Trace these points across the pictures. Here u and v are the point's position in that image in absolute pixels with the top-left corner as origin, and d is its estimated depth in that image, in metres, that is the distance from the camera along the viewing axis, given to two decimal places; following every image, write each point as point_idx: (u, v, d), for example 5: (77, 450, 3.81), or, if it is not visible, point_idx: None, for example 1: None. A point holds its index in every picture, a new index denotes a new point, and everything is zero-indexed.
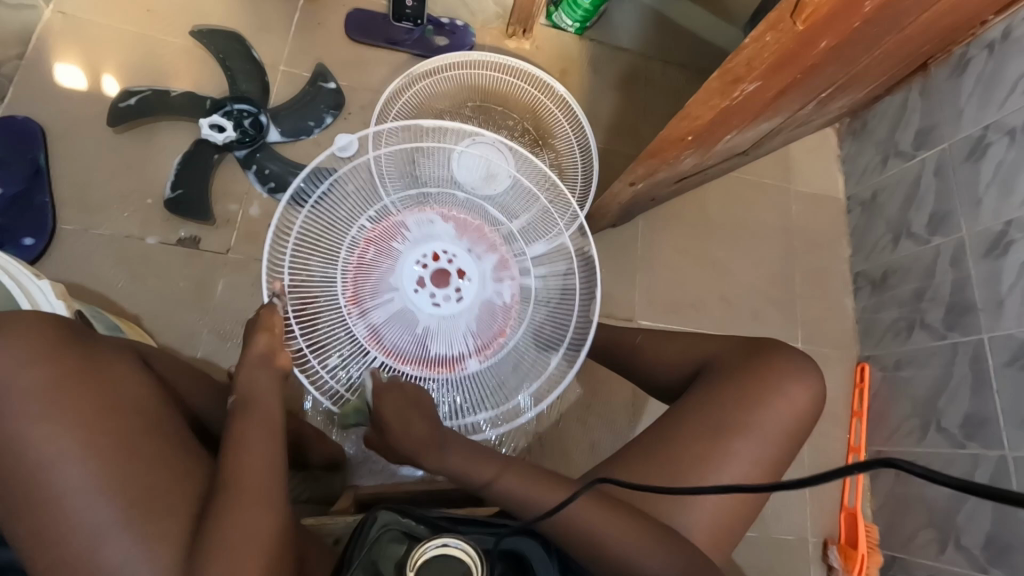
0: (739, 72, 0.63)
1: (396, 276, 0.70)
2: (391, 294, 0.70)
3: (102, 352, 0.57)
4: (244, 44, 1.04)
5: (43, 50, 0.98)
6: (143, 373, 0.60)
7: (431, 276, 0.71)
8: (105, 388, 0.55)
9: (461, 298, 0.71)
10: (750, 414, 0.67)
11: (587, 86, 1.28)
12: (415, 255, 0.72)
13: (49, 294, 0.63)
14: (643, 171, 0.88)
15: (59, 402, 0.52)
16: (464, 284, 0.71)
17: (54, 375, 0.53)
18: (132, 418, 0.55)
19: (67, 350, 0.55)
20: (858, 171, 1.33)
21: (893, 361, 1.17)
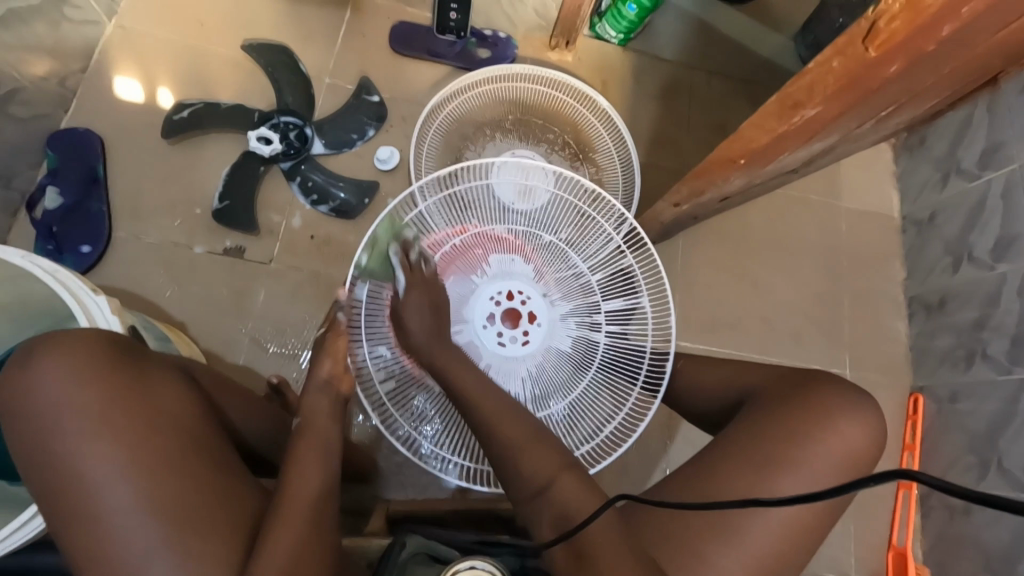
0: (799, 97, 0.60)
1: (472, 312, 0.84)
2: (464, 328, 0.83)
3: (151, 372, 0.59)
4: (292, 57, 1.06)
5: (103, 63, 1.02)
6: (188, 393, 0.61)
7: (503, 314, 0.85)
8: (153, 408, 0.56)
9: (527, 336, 0.84)
10: (802, 450, 0.63)
11: (629, 98, 1.26)
12: (489, 293, 0.85)
13: (105, 310, 0.64)
14: (688, 191, 0.86)
15: (111, 422, 0.54)
16: (531, 324, 0.85)
17: (107, 396, 0.55)
18: (178, 438, 0.56)
19: (118, 371, 0.57)
20: (915, 189, 1.26)
21: (949, 393, 1.11)
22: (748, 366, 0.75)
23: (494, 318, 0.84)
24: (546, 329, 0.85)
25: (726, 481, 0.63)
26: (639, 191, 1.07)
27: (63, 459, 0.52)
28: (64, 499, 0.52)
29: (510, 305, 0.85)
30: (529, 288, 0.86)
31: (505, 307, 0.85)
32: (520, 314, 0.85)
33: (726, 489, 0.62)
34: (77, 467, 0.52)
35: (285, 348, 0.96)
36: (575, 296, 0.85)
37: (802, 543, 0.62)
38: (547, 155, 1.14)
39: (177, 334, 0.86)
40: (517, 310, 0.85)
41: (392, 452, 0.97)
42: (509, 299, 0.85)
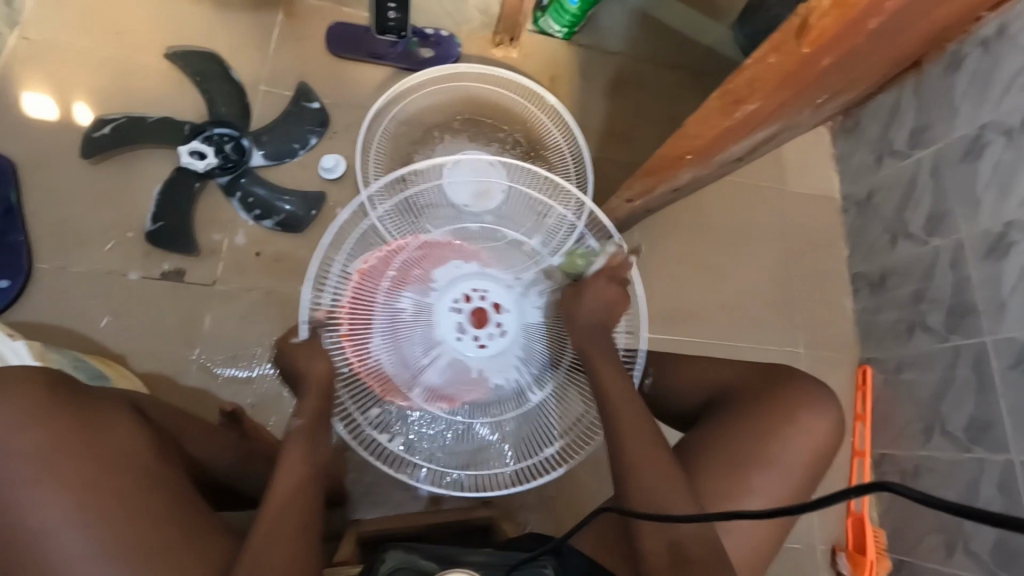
0: (740, 94, 0.61)
1: (438, 318, 0.75)
2: (438, 348, 0.75)
3: (98, 406, 0.55)
4: (222, 65, 1.00)
5: (9, 80, 0.93)
6: (140, 425, 0.57)
7: (471, 312, 0.76)
8: (103, 445, 0.52)
9: (505, 331, 0.76)
10: (771, 448, 0.66)
11: (577, 93, 1.25)
12: (449, 302, 0.76)
13: (24, 354, 0.60)
14: (640, 188, 0.86)
15: (54, 465, 0.50)
16: (503, 317, 0.76)
17: (48, 436, 0.50)
18: (130, 476, 0.52)
19: (63, 406, 0.53)
20: (853, 170, 1.32)
21: (894, 364, 1.16)
22: (714, 364, 0.78)
23: (461, 321, 0.76)
24: (519, 322, 0.77)
25: (709, 481, 0.64)
26: (593, 186, 1.06)
27: (1, 511, 0.48)
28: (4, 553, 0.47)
29: (478, 301, 0.76)
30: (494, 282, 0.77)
31: (471, 304, 0.76)
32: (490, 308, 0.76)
33: (710, 490, 0.64)
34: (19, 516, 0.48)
35: (237, 373, 0.92)
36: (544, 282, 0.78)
37: (773, 534, 0.65)
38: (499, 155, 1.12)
39: (114, 367, 0.80)
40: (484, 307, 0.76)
41: (360, 471, 0.94)
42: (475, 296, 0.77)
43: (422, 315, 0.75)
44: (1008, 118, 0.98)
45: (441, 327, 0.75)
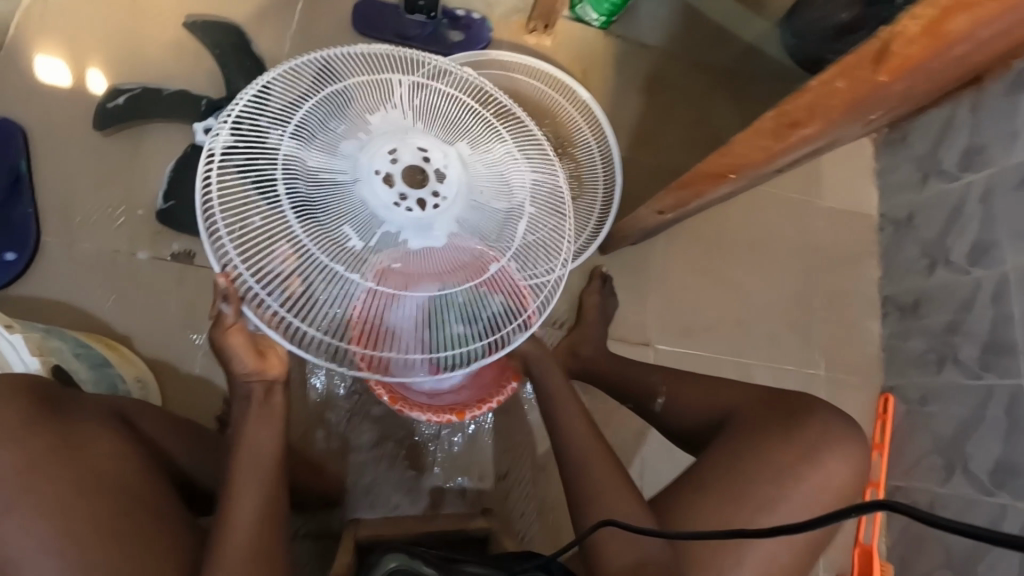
0: (798, 116, 0.55)
1: (359, 185, 0.64)
2: (368, 218, 0.64)
3: (79, 427, 0.52)
4: (244, 38, 0.96)
5: (22, 42, 0.90)
6: (125, 443, 0.54)
7: (403, 172, 0.65)
8: (81, 468, 0.49)
9: (439, 199, 0.66)
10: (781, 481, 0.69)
11: (609, 87, 1.19)
12: (401, 227, 0.65)
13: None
14: (673, 201, 0.81)
15: (33, 488, 0.47)
16: (440, 196, 0.67)
17: (27, 459, 0.48)
18: (110, 501, 0.49)
19: (44, 426, 0.50)
20: (893, 188, 1.25)
21: (918, 396, 1.12)
22: (727, 388, 0.83)
23: (388, 189, 0.65)
24: (457, 188, 0.68)
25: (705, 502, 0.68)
26: (620, 191, 1.03)
27: None
28: None
29: (410, 158, 0.66)
30: (456, 211, 0.67)
31: (405, 160, 0.66)
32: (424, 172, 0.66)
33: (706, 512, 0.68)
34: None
35: None
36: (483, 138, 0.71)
37: (789, 568, 0.68)
38: None
39: (119, 351, 0.77)
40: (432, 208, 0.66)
41: (360, 469, 0.93)
42: (428, 200, 0.66)
43: (385, 259, 0.65)
44: None
45: (370, 194, 0.64)
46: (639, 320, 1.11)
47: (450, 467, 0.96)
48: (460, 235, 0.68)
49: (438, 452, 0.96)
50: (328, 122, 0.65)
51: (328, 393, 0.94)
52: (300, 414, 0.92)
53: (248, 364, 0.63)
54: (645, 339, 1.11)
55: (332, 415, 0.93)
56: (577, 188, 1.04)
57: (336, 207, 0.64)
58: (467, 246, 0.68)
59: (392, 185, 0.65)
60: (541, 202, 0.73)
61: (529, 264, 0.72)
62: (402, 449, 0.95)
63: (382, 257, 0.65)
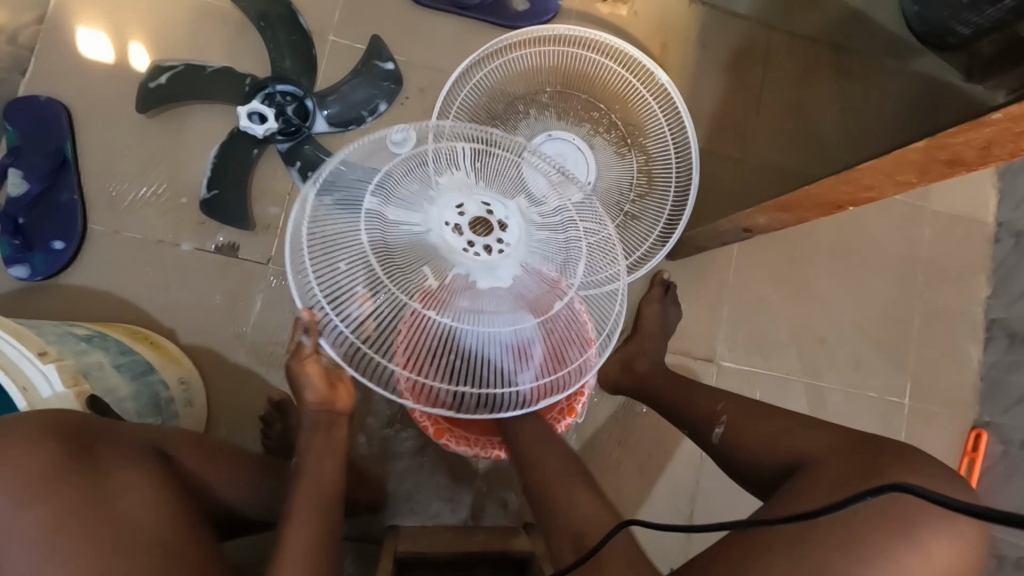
0: (962, 151, 0.45)
1: (430, 236, 0.62)
2: (437, 264, 0.62)
3: (109, 478, 0.46)
4: (290, 9, 0.87)
5: (64, 13, 0.85)
6: (161, 486, 0.49)
7: (471, 222, 0.63)
8: (116, 522, 0.44)
9: (507, 246, 0.63)
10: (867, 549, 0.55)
11: (690, 66, 1.05)
12: (471, 270, 0.62)
13: (52, 380, 0.53)
14: (765, 222, 0.71)
15: (63, 549, 0.41)
16: (507, 238, 0.63)
17: (54, 519, 0.42)
18: (151, 557, 0.44)
19: (70, 479, 0.44)
20: (1018, 194, 1.08)
21: (1021, 438, 0.99)
22: (804, 428, 0.70)
23: (458, 237, 0.62)
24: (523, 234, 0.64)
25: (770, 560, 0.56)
26: (695, 196, 0.89)
27: None
28: None
29: (477, 210, 0.63)
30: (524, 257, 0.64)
31: (474, 211, 0.63)
32: (490, 221, 0.63)
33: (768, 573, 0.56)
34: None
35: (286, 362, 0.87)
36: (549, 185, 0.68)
37: None
38: (589, 138, 0.95)
39: (161, 351, 0.76)
40: (501, 252, 0.63)
41: (401, 476, 0.90)
42: (494, 244, 0.63)
43: (455, 304, 0.62)
44: None
45: (440, 243, 0.62)
46: (704, 333, 1.02)
47: (493, 481, 0.92)
48: (529, 279, 0.65)
49: (480, 463, 0.92)
50: (400, 181, 0.65)
51: (371, 396, 0.90)
52: None
53: (318, 394, 0.64)
54: (710, 354, 1.01)
55: (373, 420, 0.90)
56: (645, 185, 0.94)
57: (406, 259, 0.62)
58: (536, 285, 0.65)
59: (460, 232, 0.62)
60: (605, 246, 0.71)
61: (594, 280, 0.72)
62: (442, 457, 0.91)
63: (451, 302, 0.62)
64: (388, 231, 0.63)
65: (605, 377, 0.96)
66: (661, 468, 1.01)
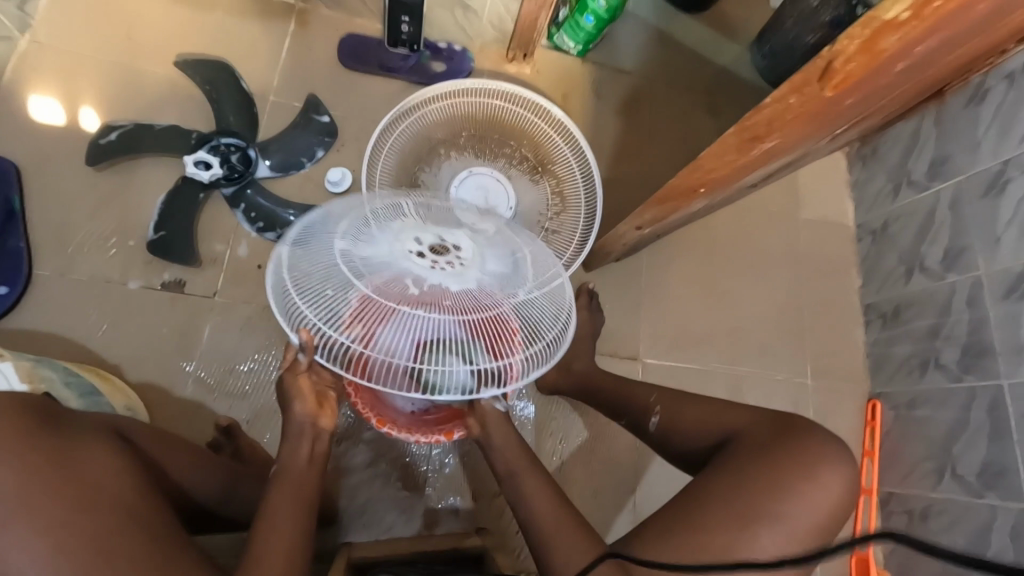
0: (758, 131, 0.58)
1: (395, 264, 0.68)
2: (409, 277, 0.67)
3: (73, 446, 0.54)
4: (232, 74, 0.99)
5: (18, 83, 0.94)
6: (121, 455, 0.58)
7: (430, 246, 0.70)
8: (76, 480, 0.52)
9: (464, 260, 0.70)
10: (781, 505, 0.65)
11: (589, 111, 1.24)
12: (436, 279, 0.68)
13: (11, 376, 0.62)
14: (651, 217, 0.85)
15: (29, 500, 0.50)
16: (464, 253, 0.70)
17: (22, 477, 0.50)
18: (105, 510, 0.52)
19: (37, 444, 0.53)
20: (868, 199, 1.29)
21: (906, 400, 1.14)
22: (726, 409, 0.79)
23: (420, 260, 0.68)
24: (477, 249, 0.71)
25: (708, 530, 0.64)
26: (600, 208, 1.03)
27: None
28: None
29: (433, 237, 0.70)
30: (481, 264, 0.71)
31: (429, 239, 0.70)
32: (448, 242, 0.70)
33: (706, 541, 0.64)
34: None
35: (233, 388, 0.91)
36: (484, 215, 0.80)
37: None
38: (506, 171, 1.10)
39: (109, 382, 0.79)
40: (458, 260, 0.70)
41: (353, 492, 0.93)
42: (453, 259, 0.69)
43: (430, 305, 0.66)
44: None
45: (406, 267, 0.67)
46: (627, 335, 1.13)
47: (444, 486, 0.96)
48: (490, 281, 0.71)
49: (429, 471, 0.96)
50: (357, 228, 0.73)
51: None
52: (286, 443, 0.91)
53: (306, 408, 0.72)
54: (634, 353, 1.13)
55: None
56: (560, 205, 1.08)
57: (381, 279, 0.67)
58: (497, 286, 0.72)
59: (422, 256, 0.68)
60: (545, 255, 0.80)
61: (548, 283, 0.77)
62: (393, 468, 0.95)
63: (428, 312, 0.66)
64: (357, 263, 0.69)
65: (542, 380, 1.05)
66: (602, 463, 1.08)
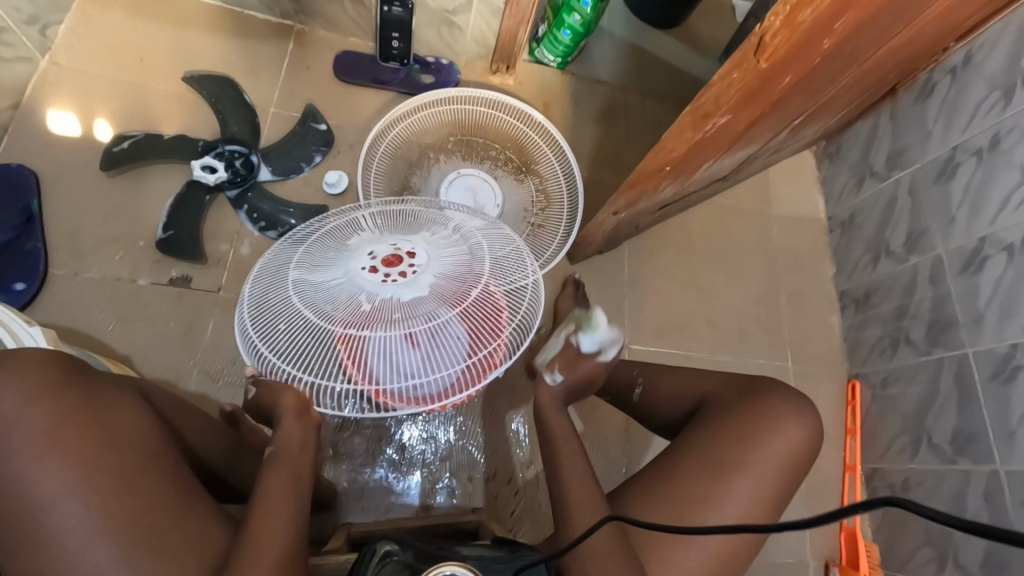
0: (709, 108, 0.66)
1: (353, 283, 0.76)
2: (365, 293, 0.75)
3: (103, 394, 0.60)
4: (236, 89, 1.08)
5: (38, 100, 1.01)
6: (142, 408, 0.62)
7: (382, 261, 0.78)
8: (102, 427, 0.57)
9: (415, 268, 0.78)
10: (748, 453, 0.72)
11: (569, 118, 1.32)
12: (388, 289, 0.75)
13: (38, 337, 0.69)
14: (625, 202, 0.91)
15: (60, 441, 0.55)
16: (414, 261, 0.78)
17: (56, 417, 0.56)
18: (129, 455, 0.57)
19: (71, 390, 0.58)
20: (836, 193, 1.37)
21: (881, 379, 1.19)
22: (700, 376, 0.86)
23: (374, 275, 0.76)
24: (426, 255, 0.79)
25: (685, 478, 0.71)
26: (582, 202, 1.10)
27: (8, 483, 0.53)
28: (11, 521, 0.52)
29: (385, 251, 0.79)
30: (431, 268, 0.79)
31: (383, 252, 0.78)
32: (401, 255, 0.78)
33: (683, 488, 0.71)
34: (25, 488, 0.53)
35: (236, 377, 0.95)
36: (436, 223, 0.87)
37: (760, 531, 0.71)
38: (492, 172, 1.17)
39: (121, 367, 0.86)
40: (406, 268, 0.77)
41: (351, 476, 0.97)
42: (405, 269, 0.77)
43: (382, 316, 0.74)
44: (976, 140, 1.04)
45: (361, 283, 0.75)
46: (612, 324, 1.19)
47: (439, 468, 1.00)
48: (442, 284, 0.78)
49: (425, 454, 1.00)
50: (314, 253, 0.82)
51: None
52: None
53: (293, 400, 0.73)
54: (620, 340, 1.18)
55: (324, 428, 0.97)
56: (545, 202, 1.15)
57: (340, 299, 0.76)
58: (451, 285, 0.78)
59: (375, 270, 0.76)
60: (510, 244, 0.88)
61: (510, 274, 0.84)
62: (391, 453, 0.99)
63: (382, 323, 0.74)
64: (311, 288, 0.77)
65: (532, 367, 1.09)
66: (593, 447, 1.12)
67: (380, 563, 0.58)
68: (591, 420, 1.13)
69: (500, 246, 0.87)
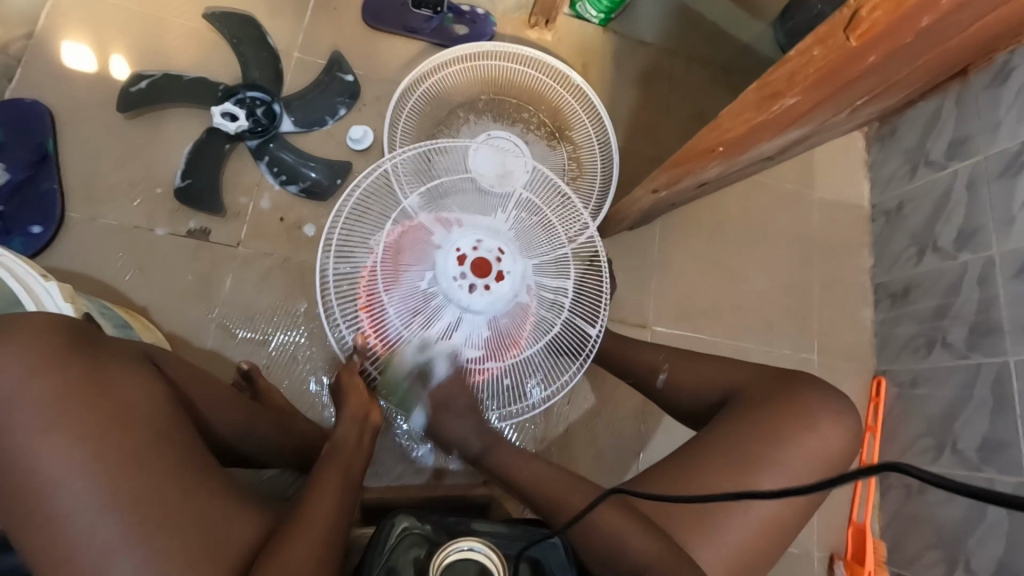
0: (779, 86, 0.60)
1: (438, 252, 0.79)
2: (433, 280, 0.78)
3: (111, 365, 0.58)
4: (259, 30, 1.01)
5: (51, 30, 0.96)
6: (154, 381, 0.61)
7: (472, 260, 0.78)
8: (111, 402, 0.56)
9: (496, 292, 0.78)
10: (780, 450, 0.70)
11: (609, 80, 1.24)
12: (454, 287, 0.77)
13: (56, 299, 0.66)
14: (667, 179, 0.86)
15: (67, 417, 0.53)
16: (498, 283, 0.78)
17: (63, 389, 0.54)
18: (142, 431, 0.56)
19: (76, 361, 0.56)
20: (884, 179, 1.29)
21: (909, 378, 1.15)
22: (729, 366, 0.83)
23: (458, 270, 0.78)
24: (513, 283, 0.79)
25: (710, 468, 0.69)
26: (618, 171, 1.04)
27: (15, 457, 0.52)
28: (19, 502, 0.51)
29: (485, 250, 0.78)
30: (507, 296, 0.78)
31: (482, 250, 0.78)
32: (493, 265, 0.78)
33: (709, 478, 0.68)
34: (31, 462, 0.52)
35: (253, 335, 0.94)
36: (553, 270, 0.83)
37: (783, 530, 0.69)
38: (524, 136, 1.10)
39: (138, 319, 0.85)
40: (484, 281, 0.77)
41: None
42: (484, 285, 0.77)
43: (425, 309, 0.78)
44: None
45: (441, 262, 0.78)
46: (637, 302, 1.15)
47: None
48: (497, 323, 0.79)
49: None
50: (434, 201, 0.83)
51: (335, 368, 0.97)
52: (297, 397, 0.94)
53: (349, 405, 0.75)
54: (642, 321, 1.15)
55: None
56: (577, 170, 1.10)
57: (413, 264, 0.79)
58: (510, 327, 0.80)
59: (461, 271, 0.77)
60: (587, 320, 0.85)
61: (571, 341, 0.84)
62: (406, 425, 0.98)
63: (424, 315, 0.78)
64: (405, 233, 0.80)
65: None
66: (608, 425, 1.11)
67: (400, 535, 0.57)
68: (607, 399, 1.11)
69: (581, 309, 0.85)
